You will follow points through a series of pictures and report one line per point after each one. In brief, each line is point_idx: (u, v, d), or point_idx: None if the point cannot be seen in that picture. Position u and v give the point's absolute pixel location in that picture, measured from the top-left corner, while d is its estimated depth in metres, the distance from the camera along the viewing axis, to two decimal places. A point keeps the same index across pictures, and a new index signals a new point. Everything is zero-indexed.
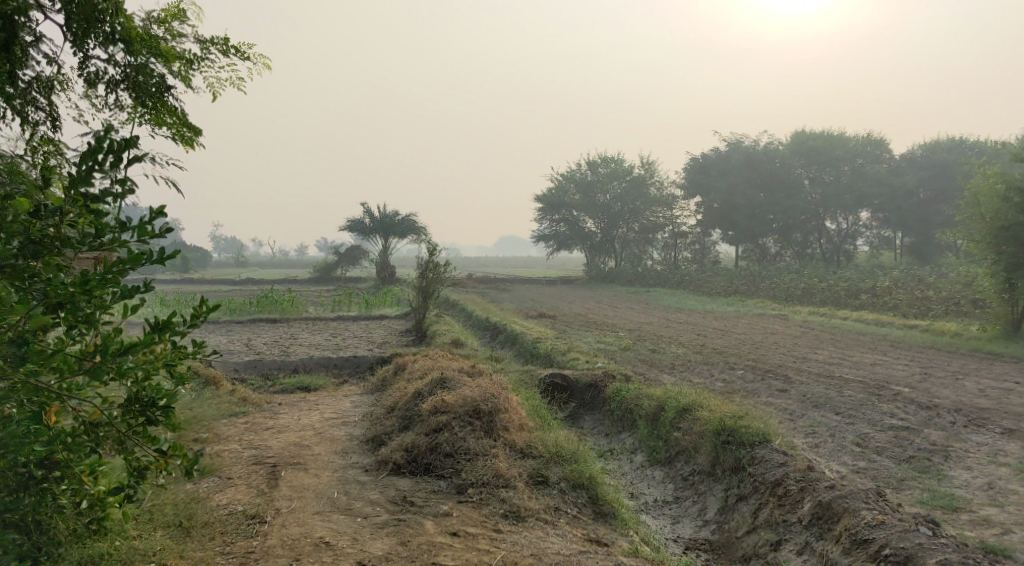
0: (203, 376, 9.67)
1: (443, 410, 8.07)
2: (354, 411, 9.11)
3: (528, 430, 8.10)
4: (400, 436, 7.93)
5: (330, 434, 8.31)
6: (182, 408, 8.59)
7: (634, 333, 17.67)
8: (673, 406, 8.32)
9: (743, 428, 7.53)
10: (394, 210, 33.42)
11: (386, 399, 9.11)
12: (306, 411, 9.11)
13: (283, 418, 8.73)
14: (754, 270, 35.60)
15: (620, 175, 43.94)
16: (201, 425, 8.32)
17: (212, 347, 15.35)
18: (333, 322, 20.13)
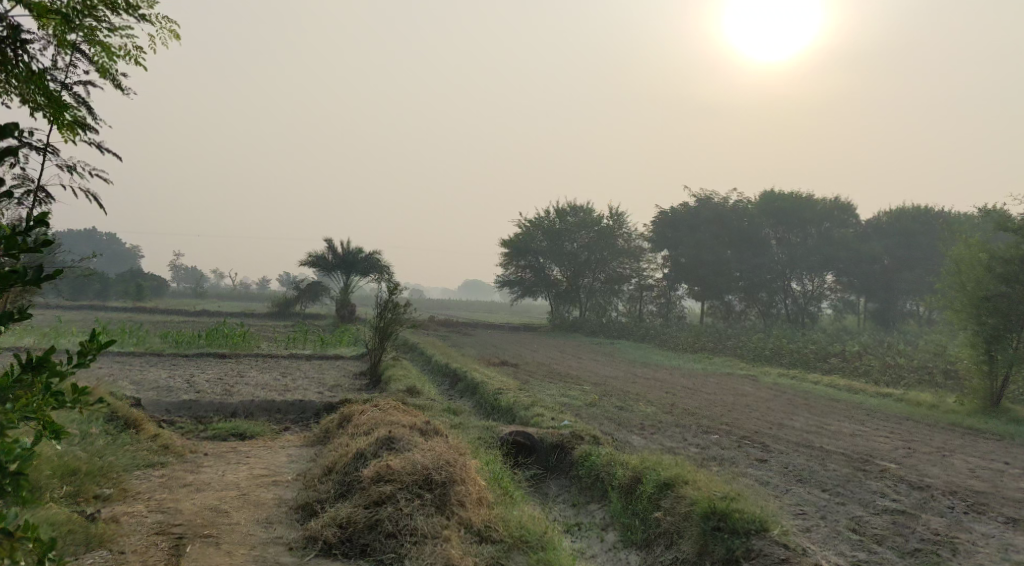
0: (123, 416, 8.63)
1: (390, 478, 7.14)
2: (288, 469, 8.12)
3: (488, 504, 7.18)
4: (336, 508, 7.00)
5: (258, 499, 7.33)
6: (91, 454, 7.62)
7: (601, 388, 16.83)
8: (652, 480, 7.46)
9: (736, 513, 6.72)
10: (357, 247, 32.51)
11: (325, 457, 8.14)
12: (234, 467, 8.11)
13: (204, 475, 7.75)
14: (720, 328, 35.09)
15: (589, 225, 43.22)
16: (108, 477, 7.36)
17: (148, 383, 14.23)
18: (284, 360, 19.03)
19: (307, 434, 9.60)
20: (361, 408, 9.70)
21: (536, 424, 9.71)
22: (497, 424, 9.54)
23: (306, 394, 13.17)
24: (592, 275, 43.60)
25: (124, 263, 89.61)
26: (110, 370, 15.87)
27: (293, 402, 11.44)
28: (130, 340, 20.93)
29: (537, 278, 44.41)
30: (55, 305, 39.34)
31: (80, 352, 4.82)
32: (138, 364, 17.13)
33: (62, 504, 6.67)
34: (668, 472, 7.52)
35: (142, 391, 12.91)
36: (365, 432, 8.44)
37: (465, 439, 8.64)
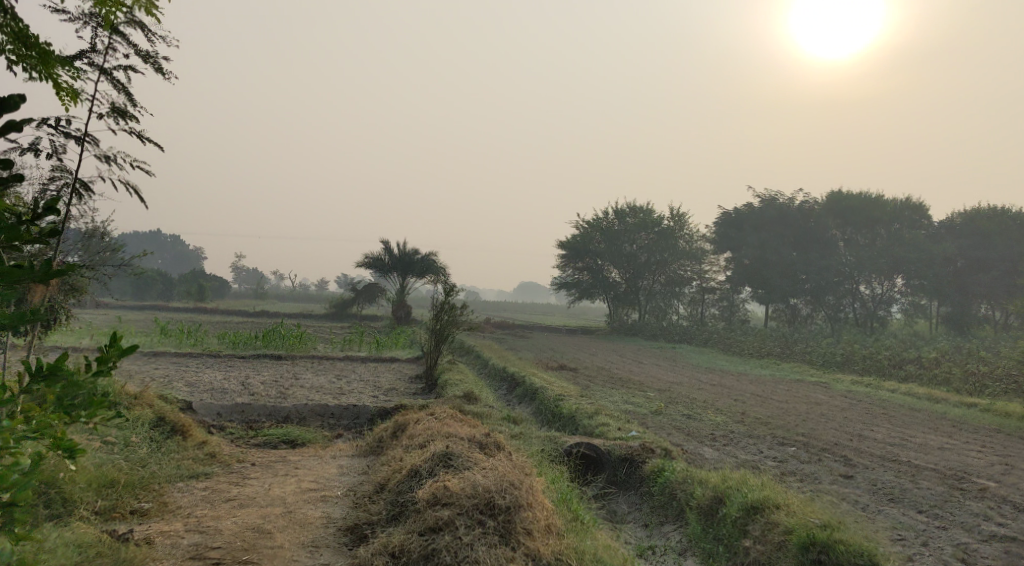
0: (170, 423, 8.37)
1: (448, 501, 6.63)
2: (338, 484, 7.71)
3: (558, 534, 6.61)
4: (389, 533, 6.53)
5: (305, 518, 6.92)
6: (132, 464, 7.33)
7: (665, 394, 16.16)
8: (737, 502, 6.87)
9: (841, 544, 6.13)
10: (414, 248, 32.23)
11: (378, 474, 7.69)
12: (281, 480, 7.77)
13: (249, 489, 7.38)
14: (786, 332, 33.90)
15: (648, 226, 42.29)
16: (148, 491, 7.06)
17: (202, 385, 14.00)
18: (340, 362, 18.75)
19: (361, 443, 9.20)
20: (416, 416, 9.24)
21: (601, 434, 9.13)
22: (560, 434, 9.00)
23: (360, 398, 12.78)
24: (652, 277, 42.75)
25: (188, 264, 91.22)
26: (167, 371, 15.74)
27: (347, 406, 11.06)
28: (188, 341, 20.90)
29: (595, 280, 43.70)
30: (119, 306, 39.94)
31: (98, 358, 4.49)
32: (194, 365, 17.00)
33: (93, 523, 6.38)
34: (751, 495, 6.89)
35: (196, 393, 12.68)
36: (421, 445, 7.96)
37: (527, 452, 8.11)
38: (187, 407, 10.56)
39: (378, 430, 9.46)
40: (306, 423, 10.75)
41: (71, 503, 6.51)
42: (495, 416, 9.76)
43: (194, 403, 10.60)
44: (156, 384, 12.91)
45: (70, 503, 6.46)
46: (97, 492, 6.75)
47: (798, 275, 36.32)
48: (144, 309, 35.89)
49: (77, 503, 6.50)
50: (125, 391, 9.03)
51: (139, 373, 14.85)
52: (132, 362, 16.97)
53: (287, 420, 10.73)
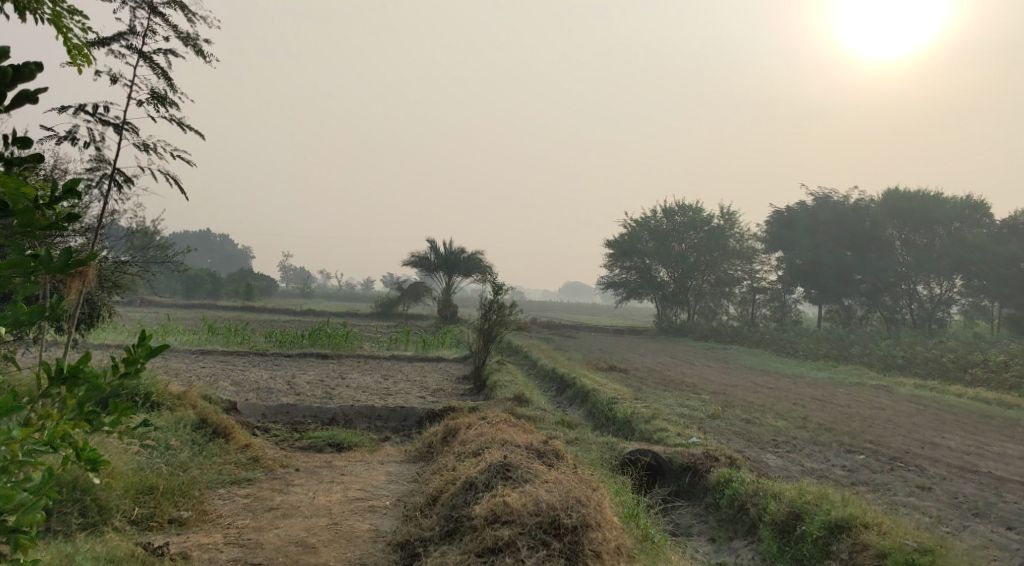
0: (212, 425, 8.20)
1: (508, 520, 6.22)
2: (386, 495, 7.38)
3: (627, 555, 6.17)
4: (445, 552, 6.16)
5: (350, 531, 6.60)
6: (172, 469, 7.11)
7: (721, 397, 15.61)
8: (819, 520, 6.43)
9: None
10: (461, 247, 31.95)
11: (429, 484, 7.34)
12: (326, 487, 7.50)
13: (292, 499, 7.10)
14: (841, 333, 32.93)
15: (698, 225, 41.55)
16: (187, 499, 6.83)
17: (248, 384, 13.84)
18: (386, 362, 18.51)
19: (410, 447, 8.88)
20: (468, 420, 8.89)
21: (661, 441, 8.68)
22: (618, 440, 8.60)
23: (406, 400, 12.47)
24: (701, 277, 41.99)
25: (237, 263, 92.28)
26: (213, 369, 15.63)
27: (395, 406, 10.75)
28: (235, 339, 20.85)
29: (643, 280, 43.07)
30: (169, 304, 40.35)
31: (125, 360, 4.18)
32: (241, 364, 16.87)
33: (127, 534, 6.15)
34: (834, 513, 6.45)
35: (241, 393, 12.49)
36: (475, 454, 7.58)
37: (587, 461, 7.70)
38: (232, 407, 10.34)
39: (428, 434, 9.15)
40: (352, 425, 10.45)
41: (106, 510, 6.29)
42: (548, 422, 9.36)
43: (238, 403, 10.38)
44: (202, 384, 12.75)
45: (105, 511, 6.25)
46: (133, 499, 6.53)
47: (853, 275, 35.37)
48: (193, 308, 36.16)
49: (112, 511, 6.28)
50: (169, 391, 8.89)
51: (186, 372, 14.74)
52: (179, 360, 16.92)
53: (333, 422, 10.43)
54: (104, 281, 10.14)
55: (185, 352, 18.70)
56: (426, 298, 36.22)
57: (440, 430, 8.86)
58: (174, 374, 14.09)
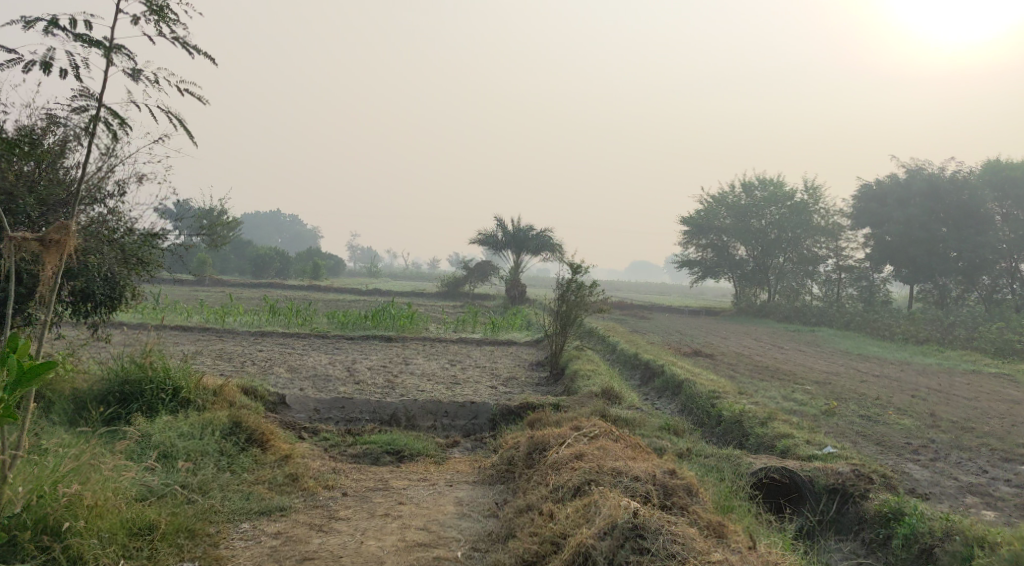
0: (247, 431, 7.47)
1: None
2: (468, 544, 6.19)
3: None
4: None
5: None
6: (172, 504, 6.24)
7: (828, 389, 13.87)
8: None
9: None
10: (529, 224, 30.49)
11: (527, 533, 6.14)
12: (380, 525, 6.40)
13: (332, 549, 6.01)
14: (937, 314, 30.52)
15: (779, 200, 39.60)
16: (199, 538, 6.07)
17: (304, 370, 12.72)
18: (453, 345, 17.19)
19: (486, 462, 7.69)
20: (556, 429, 7.63)
21: (791, 454, 7.41)
22: (735, 452, 7.51)
23: (473, 393, 11.13)
24: (784, 255, 39.72)
25: (305, 242, 92.26)
26: (269, 353, 14.57)
27: (465, 401, 9.40)
28: (296, 320, 19.81)
29: (720, 258, 41.07)
30: (234, 283, 39.78)
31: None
32: (300, 347, 15.81)
33: None
34: None
35: (295, 383, 11.37)
36: (580, 493, 6.33)
37: (722, 503, 6.47)
38: (281, 401, 9.13)
39: (506, 444, 7.97)
40: (416, 424, 9.15)
41: (83, 562, 5.55)
42: (647, 431, 8.00)
43: (288, 395, 9.19)
44: (252, 374, 11.61)
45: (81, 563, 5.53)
46: (124, 540, 5.79)
47: (948, 251, 32.69)
48: (257, 288, 35.50)
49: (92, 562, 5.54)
50: (207, 384, 8.06)
51: (240, 358, 13.71)
52: (236, 344, 15.94)
53: (395, 419, 9.14)
54: (131, 256, 8.90)
55: (243, 334, 17.72)
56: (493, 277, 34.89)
57: (521, 441, 7.63)
58: (225, 362, 13.07)
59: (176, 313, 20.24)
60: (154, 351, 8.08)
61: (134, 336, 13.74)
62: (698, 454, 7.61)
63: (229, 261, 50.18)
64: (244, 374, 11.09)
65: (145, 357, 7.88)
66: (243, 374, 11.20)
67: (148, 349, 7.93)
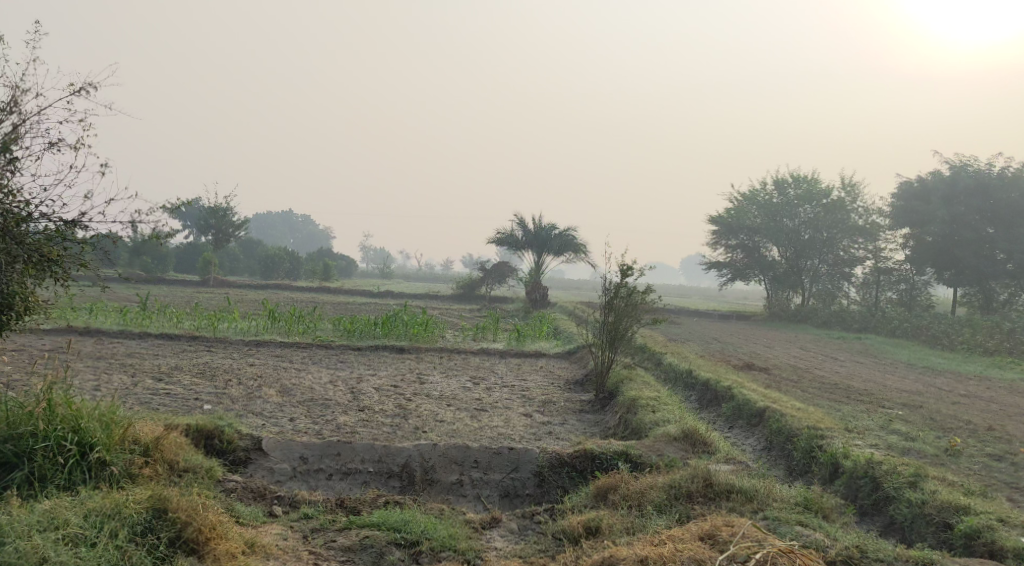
0: (174, 529, 6.16)
1: None
2: None
3: None
4: None
5: None
6: None
7: (924, 416, 11.53)
8: None
9: None
10: (552, 223, 28.20)
11: None
12: None
13: None
14: (991, 320, 27.84)
15: (814, 199, 37.09)
16: None
17: (297, 393, 10.58)
18: (475, 358, 15.01)
19: None
20: (682, 546, 5.81)
21: (1010, 559, 5.56)
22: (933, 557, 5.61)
23: (505, 428, 9.01)
24: (819, 257, 37.28)
25: (316, 242, 90.02)
26: (259, 370, 12.42)
27: (501, 447, 7.88)
28: (297, 328, 17.59)
29: (751, 260, 38.57)
30: (243, 285, 37.54)
31: None
32: (298, 361, 13.68)
33: None
34: None
35: (287, 412, 9.32)
36: None
37: None
38: (256, 448, 7.72)
39: (579, 543, 6.39)
40: (436, 477, 7.63)
41: None
42: (782, 519, 6.21)
43: (266, 440, 7.74)
44: (231, 404, 9.48)
45: None
46: None
47: (997, 253, 29.99)
48: (262, 291, 33.23)
49: None
50: (135, 439, 7.00)
51: (223, 376, 11.62)
52: (224, 356, 13.79)
53: (408, 472, 7.63)
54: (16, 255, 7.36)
55: (236, 344, 15.53)
56: (513, 278, 32.49)
57: (621, 558, 5.80)
58: (204, 382, 10.97)
59: (164, 319, 18.10)
60: (54, 394, 6.93)
61: (91, 371, 11.52)
62: (874, 556, 5.74)
63: (237, 262, 47.94)
64: (218, 409, 9.06)
65: (38, 403, 6.79)
66: (217, 408, 9.07)
67: (46, 390, 6.86)
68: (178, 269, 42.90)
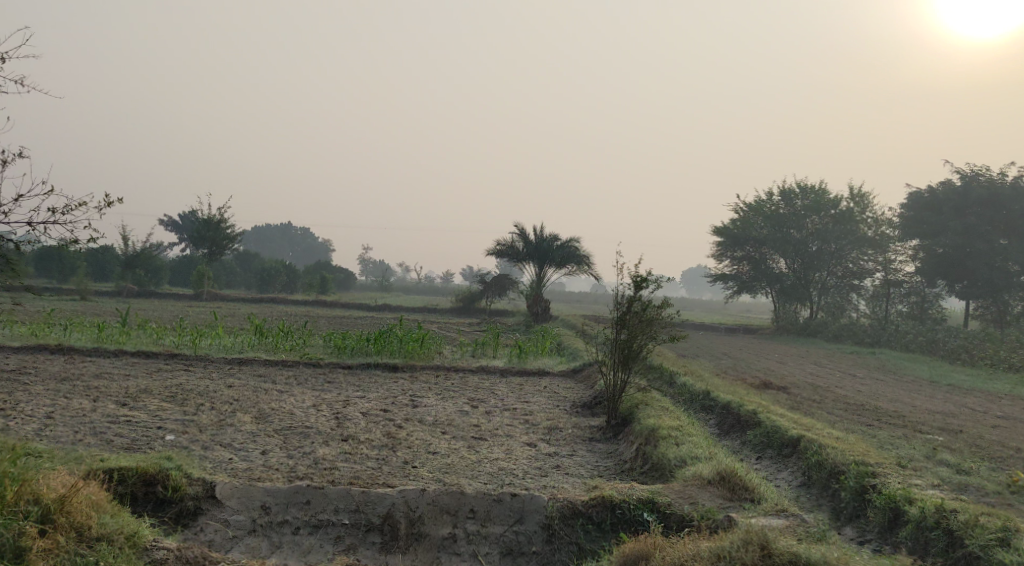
0: None
1: None
2: None
3: None
4: None
5: None
6: None
7: (968, 441, 10.38)
8: None
9: None
10: (553, 234, 27.14)
11: None
12: None
13: None
14: (1005, 334, 26.55)
15: (822, 209, 35.93)
16: None
17: (274, 419, 9.51)
18: (473, 376, 13.93)
19: None
20: None
21: None
22: None
23: (506, 460, 7.95)
24: (827, 269, 36.14)
25: (315, 256, 88.84)
26: (235, 392, 11.35)
27: (502, 493, 6.95)
28: (284, 345, 16.50)
29: (757, 272, 37.30)
30: (239, 298, 36.57)
31: None
32: (280, 381, 12.59)
33: None
34: None
35: (260, 441, 8.31)
36: None
37: None
38: (209, 496, 6.89)
39: None
40: (424, 531, 6.72)
41: None
42: None
43: (220, 487, 6.91)
44: (197, 434, 8.40)
45: None
46: None
47: (1010, 266, 28.63)
48: (257, 305, 32.18)
49: None
50: (30, 499, 6.15)
51: (195, 399, 10.57)
52: (201, 376, 12.72)
53: (391, 524, 6.72)
54: None
55: (217, 362, 14.46)
56: (513, 291, 31.41)
57: None
58: (173, 407, 9.93)
59: (143, 335, 17.02)
60: None
61: (49, 394, 10.46)
62: None
63: (234, 275, 47.05)
64: (179, 442, 7.97)
65: None
66: (179, 441, 7.98)
67: None
68: (173, 281, 42.01)
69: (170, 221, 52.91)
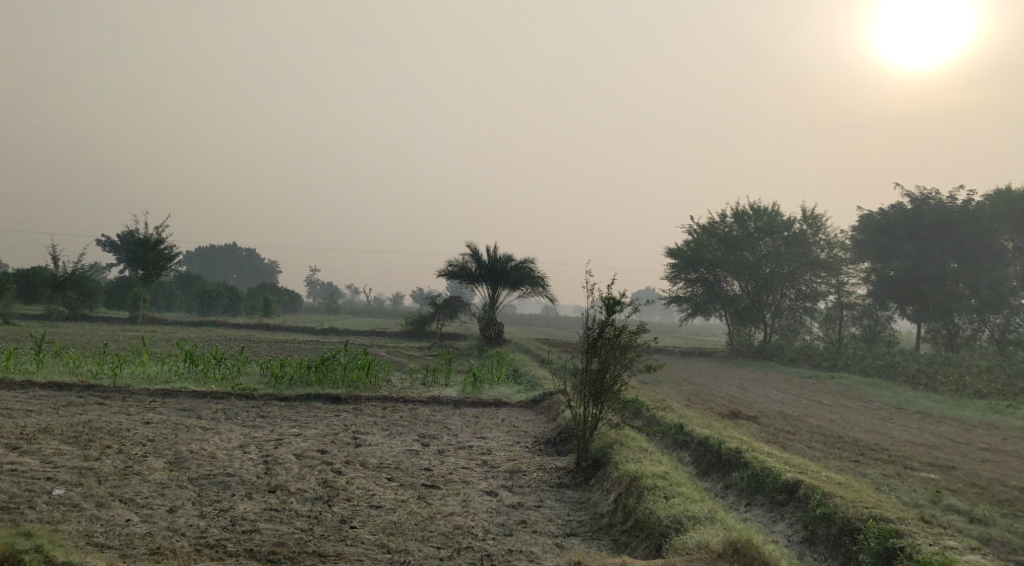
0: None
1: None
2: None
3: None
4: None
5: None
6: None
7: (966, 481, 9.48)
8: None
9: None
10: (507, 256, 26.04)
11: None
12: None
13: None
14: (958, 358, 26.04)
15: (775, 231, 34.75)
16: None
17: (188, 464, 8.17)
18: (423, 408, 12.69)
19: None
20: None
21: None
22: None
23: (462, 516, 6.77)
24: (782, 291, 35.54)
25: (261, 277, 86.55)
26: (152, 430, 9.97)
27: None
28: (216, 374, 15.06)
29: (711, 294, 36.67)
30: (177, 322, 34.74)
31: None
32: (207, 416, 11.20)
33: None
34: None
35: (168, 494, 7.00)
36: None
37: None
38: None
39: None
40: None
41: None
42: None
43: None
44: (91, 486, 7.05)
45: None
46: None
47: (961, 290, 27.90)
48: (193, 329, 30.47)
49: None
50: None
51: (102, 440, 9.17)
52: (115, 411, 11.28)
53: None
54: None
55: (138, 394, 12.99)
56: (464, 314, 30.22)
57: None
58: (72, 451, 8.52)
59: (59, 363, 15.42)
60: None
61: None
62: None
63: (174, 297, 45.12)
64: (67, 498, 6.66)
65: None
66: (66, 498, 6.65)
67: None
68: (108, 305, 40.00)
69: (108, 240, 50.72)
